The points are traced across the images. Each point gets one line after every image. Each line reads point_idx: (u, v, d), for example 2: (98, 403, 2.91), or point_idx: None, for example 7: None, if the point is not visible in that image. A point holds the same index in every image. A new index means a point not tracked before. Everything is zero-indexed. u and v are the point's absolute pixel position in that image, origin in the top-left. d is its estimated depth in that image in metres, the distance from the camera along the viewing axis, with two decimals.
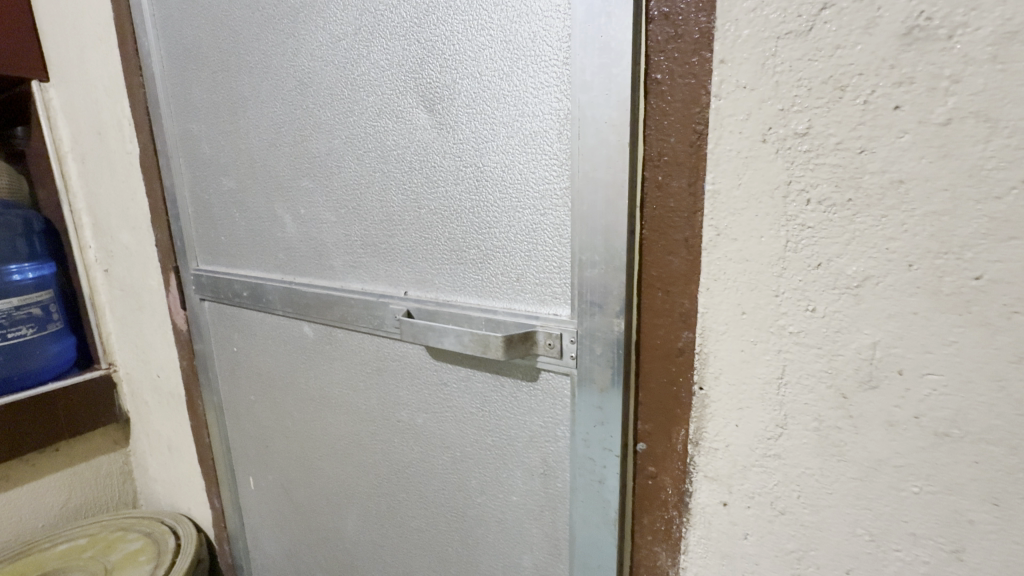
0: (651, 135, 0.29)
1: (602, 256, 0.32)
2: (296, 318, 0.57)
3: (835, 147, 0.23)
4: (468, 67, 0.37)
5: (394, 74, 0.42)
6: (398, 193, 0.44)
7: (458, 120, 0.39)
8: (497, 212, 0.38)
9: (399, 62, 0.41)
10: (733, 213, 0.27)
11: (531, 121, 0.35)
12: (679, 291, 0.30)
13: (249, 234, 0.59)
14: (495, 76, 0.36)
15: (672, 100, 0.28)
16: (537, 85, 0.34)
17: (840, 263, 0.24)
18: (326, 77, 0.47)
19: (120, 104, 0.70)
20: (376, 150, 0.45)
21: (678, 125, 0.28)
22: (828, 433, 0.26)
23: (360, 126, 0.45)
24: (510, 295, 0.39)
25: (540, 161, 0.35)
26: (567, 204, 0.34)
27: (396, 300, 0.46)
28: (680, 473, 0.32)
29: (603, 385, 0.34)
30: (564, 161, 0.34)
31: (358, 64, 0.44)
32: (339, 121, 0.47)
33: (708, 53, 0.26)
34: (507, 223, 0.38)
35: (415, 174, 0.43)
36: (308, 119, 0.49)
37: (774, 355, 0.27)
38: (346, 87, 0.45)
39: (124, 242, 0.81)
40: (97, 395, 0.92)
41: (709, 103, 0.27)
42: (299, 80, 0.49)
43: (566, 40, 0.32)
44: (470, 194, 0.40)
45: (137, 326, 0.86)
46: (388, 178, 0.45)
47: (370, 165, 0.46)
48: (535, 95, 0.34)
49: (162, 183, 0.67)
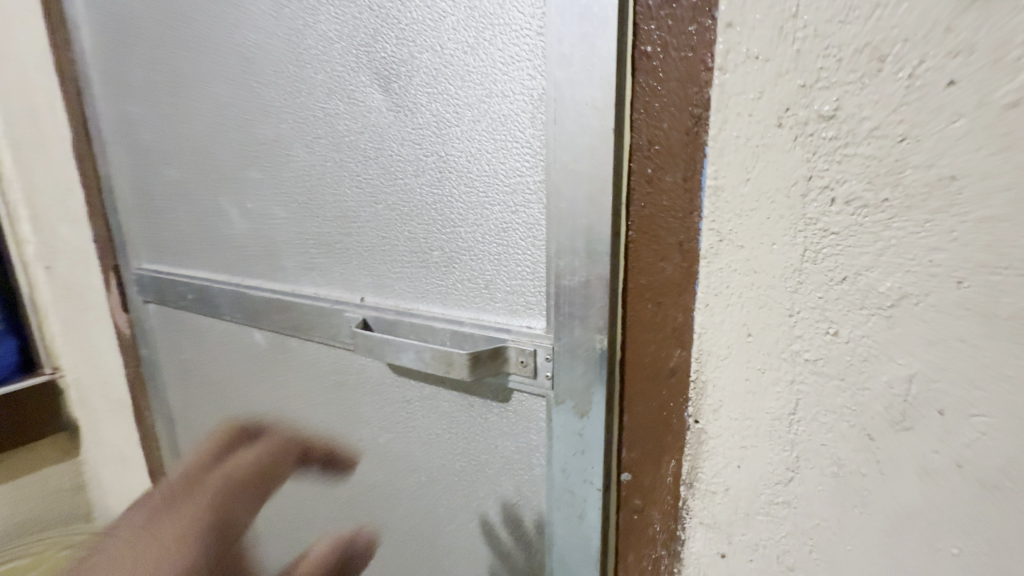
0: (639, 120, 0.25)
1: (582, 261, 0.27)
2: (246, 324, 0.51)
3: (869, 134, 0.18)
4: (428, 39, 0.32)
5: (346, 48, 0.36)
6: (352, 185, 0.39)
7: (418, 101, 0.33)
8: (463, 208, 0.33)
9: (350, 34, 0.36)
10: (739, 216, 0.22)
11: (500, 102, 0.30)
12: (671, 303, 0.25)
13: (194, 230, 0.53)
14: (459, 49, 0.31)
15: (664, 78, 0.23)
16: (507, 60, 0.29)
17: (871, 278, 0.19)
18: (271, 52, 0.41)
19: (52, 83, 0.63)
20: (327, 136, 0.39)
21: (672, 107, 0.23)
22: (849, 480, 0.22)
23: (309, 109, 0.40)
24: (478, 304, 0.34)
25: (512, 150, 0.30)
26: (542, 200, 0.29)
27: (352, 307, 0.41)
28: (669, 509, 0.28)
29: (584, 410, 0.29)
30: (539, 150, 0.29)
31: (305, 37, 0.38)
32: (287, 102, 0.41)
33: (708, 20, 0.22)
34: (474, 221, 0.33)
35: (370, 163, 0.37)
36: (252, 100, 0.43)
37: (785, 386, 0.22)
38: (293, 64, 0.40)
39: (64, 237, 0.74)
40: (42, 402, 0.85)
41: (709, 80, 0.22)
42: (242, 55, 0.43)
43: (540, 6, 0.27)
44: (431, 187, 0.34)
45: (83, 328, 0.79)
46: (342, 169, 0.39)
47: (321, 153, 0.40)
48: (504, 73, 0.29)
49: (98, 172, 0.60)
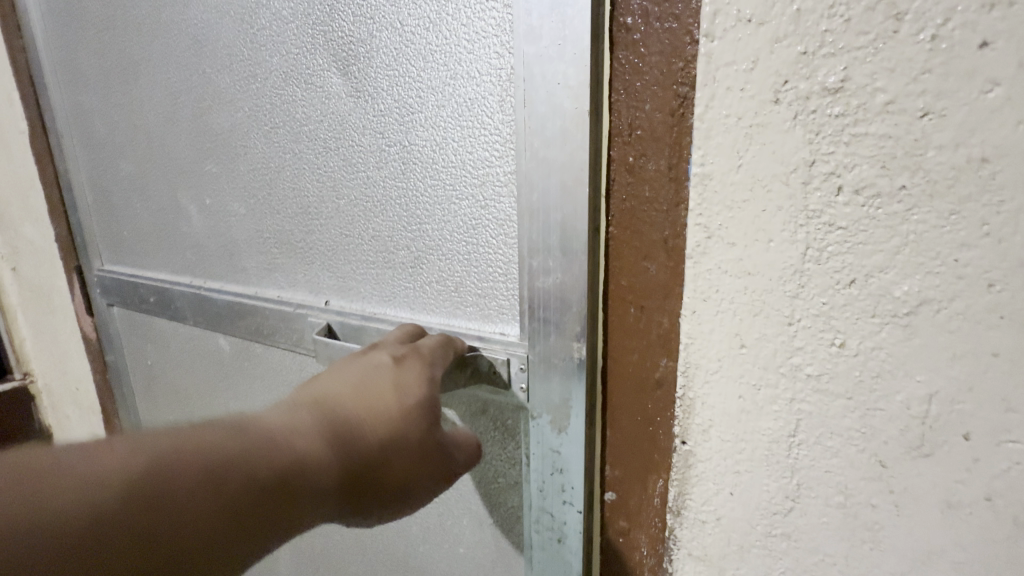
0: (617, 100, 0.21)
1: (557, 260, 0.24)
2: (210, 329, 0.47)
3: (884, 109, 0.15)
4: (386, 15, 0.29)
5: (301, 26, 0.33)
6: (312, 179, 0.36)
7: (378, 86, 0.30)
8: (430, 203, 0.30)
9: (306, 12, 0.32)
10: (731, 208, 0.19)
11: (465, 84, 0.27)
12: (654, 307, 0.22)
13: (153, 229, 0.50)
14: (421, 26, 0.28)
15: (644, 53, 0.20)
16: (472, 36, 0.26)
17: (885, 280, 0.16)
18: (224, 34, 0.37)
19: (6, 74, 0.60)
20: (286, 126, 0.36)
21: (653, 86, 0.20)
22: (858, 512, 0.19)
23: (265, 95, 0.36)
24: (447, 308, 0.31)
25: (479, 138, 0.27)
26: (512, 193, 0.26)
27: (316, 311, 0.37)
28: (656, 532, 0.25)
29: (562, 425, 0.26)
30: (508, 137, 0.26)
31: (259, 16, 0.35)
32: (241, 89, 0.38)
33: None
34: (442, 217, 0.30)
35: (331, 155, 0.34)
36: (207, 87, 0.40)
37: (784, 405, 0.19)
38: (247, 46, 0.36)
39: (28, 236, 0.71)
40: (12, 410, 0.81)
41: (694, 54, 0.19)
42: (195, 39, 0.40)
43: None
44: (393, 180, 0.31)
45: (51, 332, 0.76)
46: (301, 161, 0.36)
47: (279, 144, 0.37)
48: (469, 51, 0.26)
49: (56, 168, 0.57)
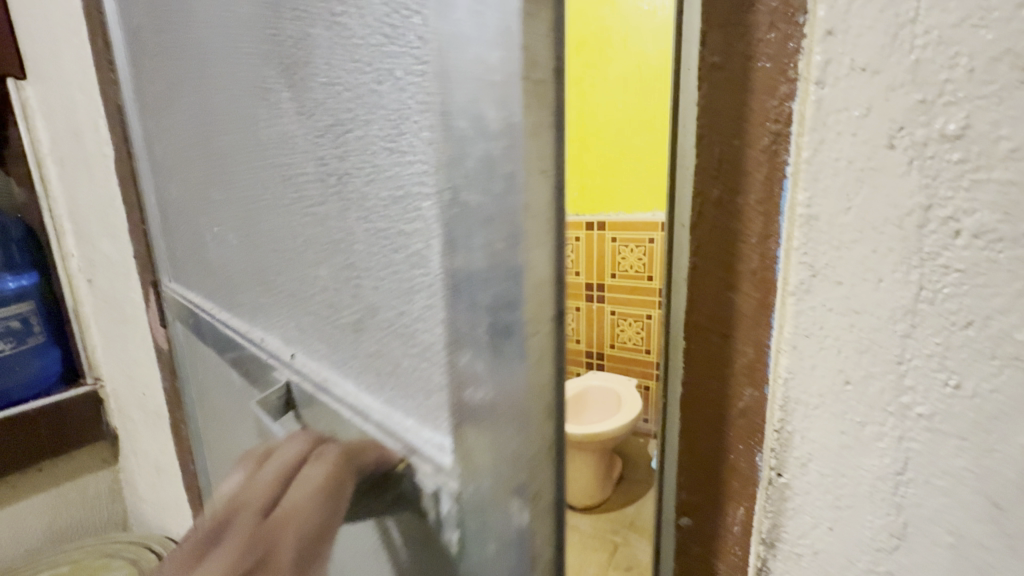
0: (706, 137, 0.22)
1: (479, 350, 0.26)
2: (224, 358, 0.50)
3: (1007, 157, 0.16)
4: (318, 64, 0.30)
5: (262, 76, 0.35)
6: (281, 220, 0.37)
7: (318, 116, 0.31)
8: (368, 249, 0.31)
9: (262, 56, 0.34)
10: (839, 248, 0.19)
11: (387, 133, 0.27)
12: (739, 336, 0.23)
13: (194, 250, 0.52)
14: (345, 44, 0.28)
15: (735, 92, 0.21)
16: (388, 85, 0.26)
17: (1005, 322, 0.16)
18: (211, 79, 0.40)
19: (94, 102, 0.64)
20: (258, 169, 0.38)
21: (744, 123, 0.21)
22: (969, 553, 0.19)
23: (243, 140, 0.39)
24: (391, 381, 0.32)
25: (404, 178, 0.27)
26: (439, 252, 0.26)
27: (292, 352, 0.39)
28: (735, 561, 0.25)
29: (498, 535, 0.28)
30: (429, 186, 0.26)
31: (232, 67, 0.38)
32: (227, 134, 0.41)
33: (790, 30, 0.19)
34: (379, 262, 0.30)
35: (292, 197, 0.36)
36: (205, 132, 0.44)
37: (891, 442, 0.19)
38: (227, 94, 0.39)
39: (105, 251, 0.75)
40: (83, 413, 0.86)
41: (789, 95, 0.20)
42: (197, 73, 0.43)
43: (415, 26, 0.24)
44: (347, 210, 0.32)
45: (122, 341, 0.80)
46: (272, 203, 0.38)
47: (256, 186, 0.39)
48: (387, 102, 0.27)
49: (137, 189, 0.60)
